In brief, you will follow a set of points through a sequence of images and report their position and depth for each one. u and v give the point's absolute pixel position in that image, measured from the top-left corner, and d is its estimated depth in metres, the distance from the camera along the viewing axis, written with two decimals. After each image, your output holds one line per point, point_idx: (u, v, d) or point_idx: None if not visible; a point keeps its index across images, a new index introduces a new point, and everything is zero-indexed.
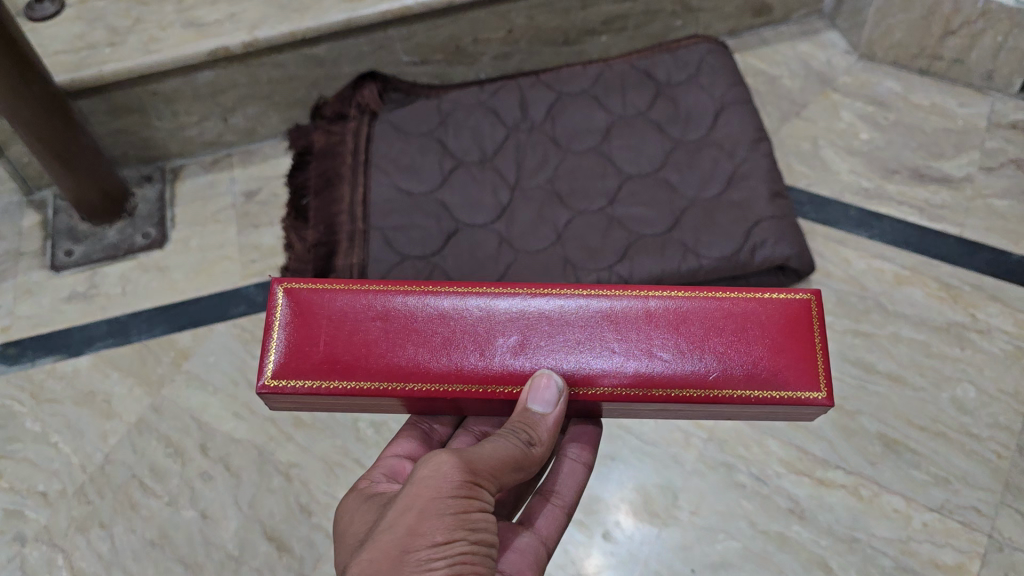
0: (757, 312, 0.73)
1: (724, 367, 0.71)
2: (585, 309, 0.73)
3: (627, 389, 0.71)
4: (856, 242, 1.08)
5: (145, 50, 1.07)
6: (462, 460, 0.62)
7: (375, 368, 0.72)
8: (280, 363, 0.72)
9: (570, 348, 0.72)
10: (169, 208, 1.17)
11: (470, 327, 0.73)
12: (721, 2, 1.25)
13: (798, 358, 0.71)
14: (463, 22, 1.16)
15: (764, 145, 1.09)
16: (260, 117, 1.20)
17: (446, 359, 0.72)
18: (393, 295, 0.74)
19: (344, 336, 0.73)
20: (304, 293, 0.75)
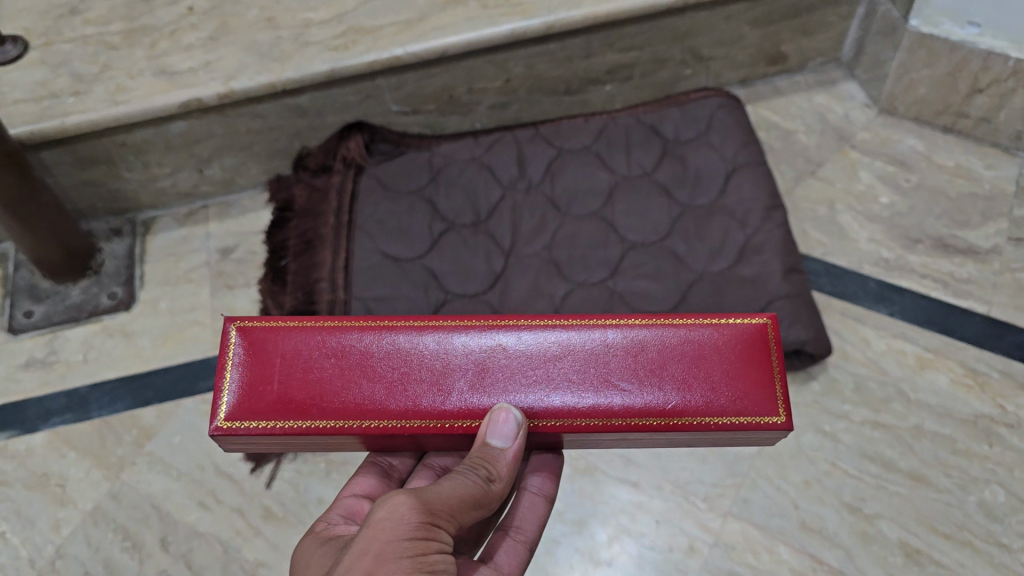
0: (710, 340, 0.72)
1: (682, 395, 0.70)
2: (542, 342, 0.72)
3: (585, 420, 0.69)
4: (875, 319, 1.01)
5: (112, 101, 0.99)
6: (419, 500, 0.60)
7: (331, 405, 0.70)
8: (233, 404, 0.69)
9: (530, 380, 0.70)
10: (139, 265, 1.10)
11: (426, 360, 0.71)
12: (733, 50, 1.17)
13: (755, 384, 0.70)
14: (457, 72, 1.08)
15: (778, 213, 1.01)
16: (238, 168, 1.13)
17: (402, 395, 0.70)
18: (349, 330, 0.72)
19: (299, 373, 0.71)
20: (257, 331, 0.72)
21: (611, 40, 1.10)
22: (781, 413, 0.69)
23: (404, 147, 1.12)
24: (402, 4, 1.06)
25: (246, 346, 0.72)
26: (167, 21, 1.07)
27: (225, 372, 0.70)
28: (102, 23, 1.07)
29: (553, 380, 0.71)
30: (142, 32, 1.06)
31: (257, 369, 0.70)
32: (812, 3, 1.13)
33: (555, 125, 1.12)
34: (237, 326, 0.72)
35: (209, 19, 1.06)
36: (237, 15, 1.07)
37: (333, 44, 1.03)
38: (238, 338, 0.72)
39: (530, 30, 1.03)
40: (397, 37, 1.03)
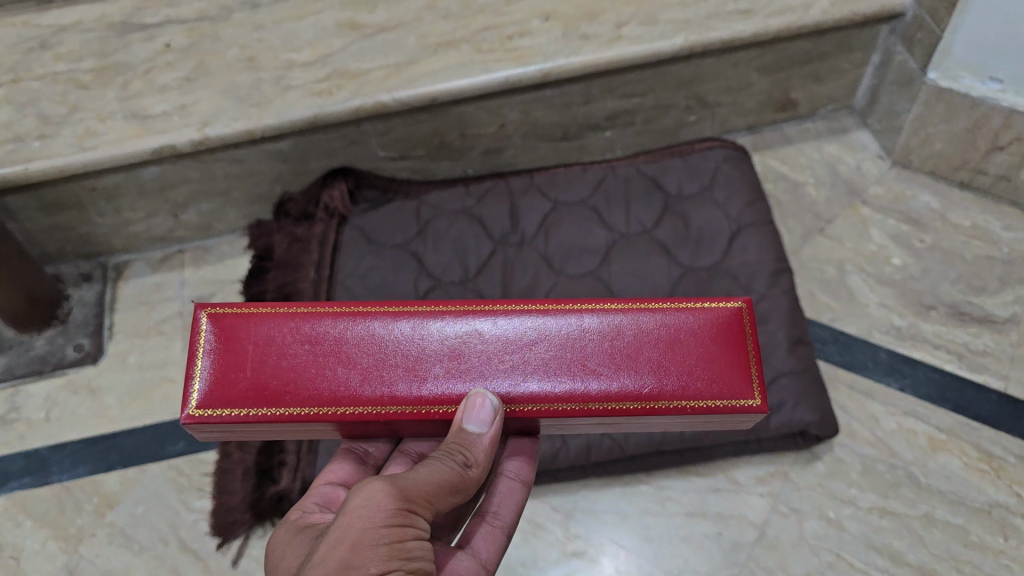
0: (686, 325, 0.66)
1: (660, 379, 0.64)
2: (520, 326, 0.66)
3: (562, 406, 0.64)
4: (885, 394, 0.95)
5: (79, 146, 0.93)
6: (395, 487, 0.58)
7: (304, 393, 0.64)
8: (203, 392, 0.64)
9: (508, 365, 0.65)
10: (108, 314, 1.04)
11: (403, 345, 0.66)
12: (741, 97, 1.11)
13: (734, 368, 0.65)
14: (448, 118, 1.02)
15: (784, 278, 0.96)
16: (216, 213, 1.07)
17: (375, 382, 0.65)
18: (322, 314, 0.67)
19: (272, 360, 0.65)
20: (226, 318, 0.66)
21: (611, 86, 1.04)
22: (759, 396, 0.64)
23: (392, 193, 1.07)
24: (390, 44, 1.00)
25: (216, 334, 0.66)
26: (142, 59, 1.01)
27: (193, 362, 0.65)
28: (74, 59, 1.01)
29: (531, 366, 0.65)
30: (115, 69, 1.00)
31: (227, 357, 0.65)
32: (824, 50, 1.08)
33: (551, 174, 1.06)
34: (207, 312, 0.66)
35: (186, 57, 1.00)
36: (216, 53, 1.01)
37: (316, 88, 0.97)
38: (207, 325, 0.66)
39: (526, 77, 0.97)
40: (385, 82, 0.97)
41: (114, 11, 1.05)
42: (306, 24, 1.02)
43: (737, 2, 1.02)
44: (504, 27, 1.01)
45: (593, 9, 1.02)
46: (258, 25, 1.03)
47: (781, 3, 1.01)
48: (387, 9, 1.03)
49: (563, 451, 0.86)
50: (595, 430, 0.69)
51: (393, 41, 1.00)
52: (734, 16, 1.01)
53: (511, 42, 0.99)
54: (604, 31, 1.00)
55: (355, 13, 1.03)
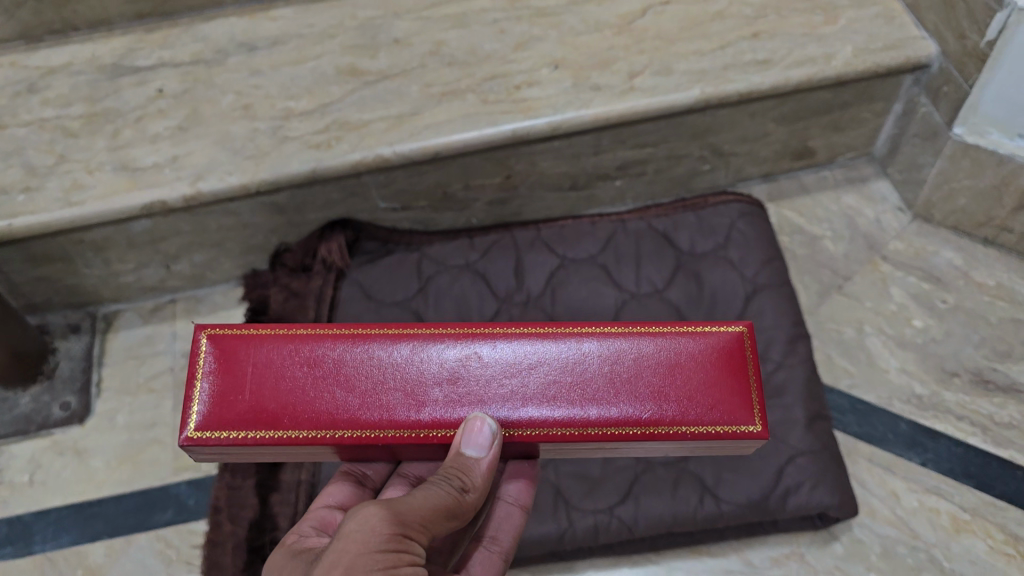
0: (685, 351, 0.67)
1: (659, 404, 0.66)
2: (519, 350, 0.67)
3: (561, 430, 0.65)
4: (905, 469, 0.91)
5: (65, 201, 0.89)
6: (390, 512, 0.59)
7: (303, 415, 0.65)
8: (204, 414, 0.65)
9: (506, 390, 0.66)
10: (96, 369, 1.00)
11: (400, 368, 0.66)
12: (757, 147, 1.07)
13: (731, 393, 0.66)
14: (452, 169, 0.97)
15: (802, 344, 0.92)
16: (209, 263, 1.03)
17: (374, 404, 0.66)
18: (320, 337, 0.67)
19: (271, 382, 0.66)
20: (227, 340, 0.67)
21: (623, 136, 0.99)
22: (756, 422, 0.65)
23: (393, 245, 1.03)
24: (392, 94, 0.96)
25: (216, 356, 0.67)
26: (133, 105, 0.96)
27: (193, 384, 0.66)
28: (62, 104, 0.97)
29: (530, 391, 0.66)
30: (105, 116, 0.96)
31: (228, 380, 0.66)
32: (844, 100, 1.03)
33: (558, 227, 1.02)
34: (208, 334, 0.67)
35: (179, 104, 0.96)
36: (211, 100, 0.96)
37: (313, 140, 0.92)
38: (208, 348, 0.67)
39: (534, 130, 0.93)
40: (386, 134, 0.92)
41: (105, 53, 1.01)
42: (305, 70, 0.98)
43: (756, 52, 0.97)
44: (511, 76, 0.96)
45: (604, 57, 0.98)
46: (254, 71, 0.98)
47: (800, 54, 0.97)
48: (389, 55, 0.99)
49: (570, 532, 0.82)
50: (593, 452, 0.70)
51: (395, 90, 0.96)
52: (751, 66, 0.96)
53: (518, 92, 0.95)
54: (616, 82, 0.95)
55: (356, 58, 0.99)
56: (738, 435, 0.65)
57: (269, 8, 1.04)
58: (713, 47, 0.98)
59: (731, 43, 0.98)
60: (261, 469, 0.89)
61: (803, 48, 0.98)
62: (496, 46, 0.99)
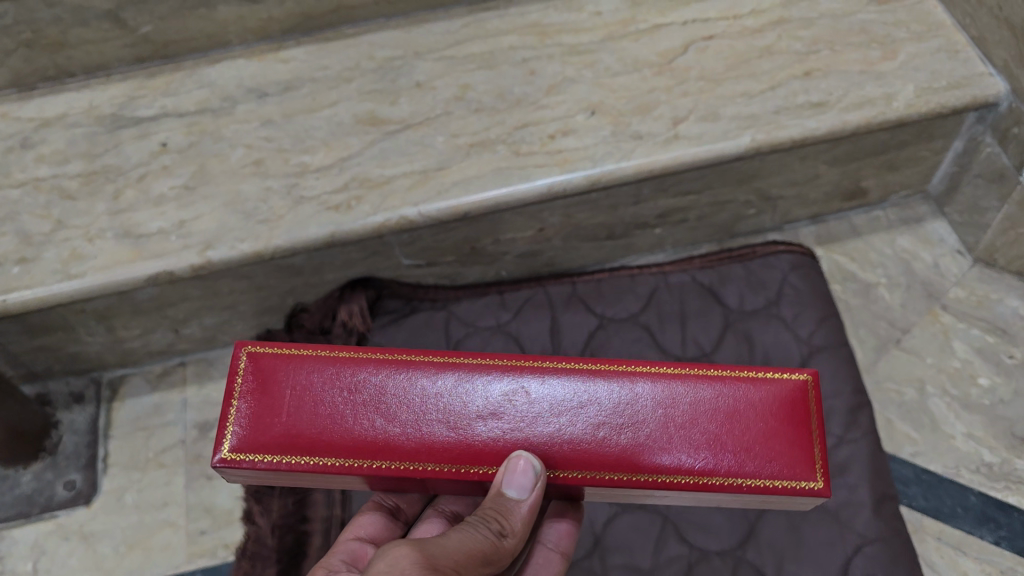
0: (746, 395, 0.58)
1: (714, 454, 0.56)
2: (573, 385, 0.59)
3: (608, 474, 0.56)
4: (976, 548, 0.85)
5: (64, 273, 0.82)
6: (423, 555, 0.52)
7: (338, 441, 0.57)
8: (238, 434, 0.57)
9: (555, 428, 0.57)
10: (102, 443, 0.94)
11: (446, 396, 0.58)
12: (807, 189, 0.99)
13: (796, 445, 0.57)
14: (482, 226, 0.89)
15: (865, 415, 0.85)
16: (221, 325, 0.96)
17: (414, 434, 0.57)
18: (361, 360, 0.59)
19: (309, 404, 0.58)
20: (265, 357, 0.59)
21: (664, 185, 0.90)
22: (819, 479, 0.56)
23: (417, 302, 0.96)
24: (416, 145, 0.88)
25: (250, 375, 0.59)
26: (135, 161, 0.89)
27: (228, 403, 0.58)
28: (58, 161, 0.89)
29: (579, 431, 0.57)
30: (105, 175, 0.88)
31: (264, 401, 0.58)
32: (902, 140, 0.94)
33: (596, 282, 0.97)
34: (246, 352, 0.60)
35: (185, 160, 0.89)
36: (219, 155, 0.89)
37: (331, 201, 0.85)
38: (243, 365, 0.59)
39: (571, 185, 0.85)
40: (410, 193, 0.85)
41: (104, 102, 0.94)
42: (321, 119, 0.91)
43: (809, 94, 0.89)
44: (544, 124, 0.89)
45: (644, 101, 0.90)
46: (265, 121, 0.91)
47: (858, 95, 0.89)
48: (411, 101, 0.91)
49: None
50: (645, 501, 0.61)
51: (419, 141, 0.89)
52: (806, 109, 0.88)
53: (552, 142, 0.88)
54: (658, 130, 0.88)
55: (375, 105, 0.91)
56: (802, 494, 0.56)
57: (279, 48, 0.97)
58: (763, 88, 0.90)
59: (782, 83, 0.90)
60: (281, 558, 0.83)
61: (860, 88, 0.89)
62: (527, 89, 0.92)
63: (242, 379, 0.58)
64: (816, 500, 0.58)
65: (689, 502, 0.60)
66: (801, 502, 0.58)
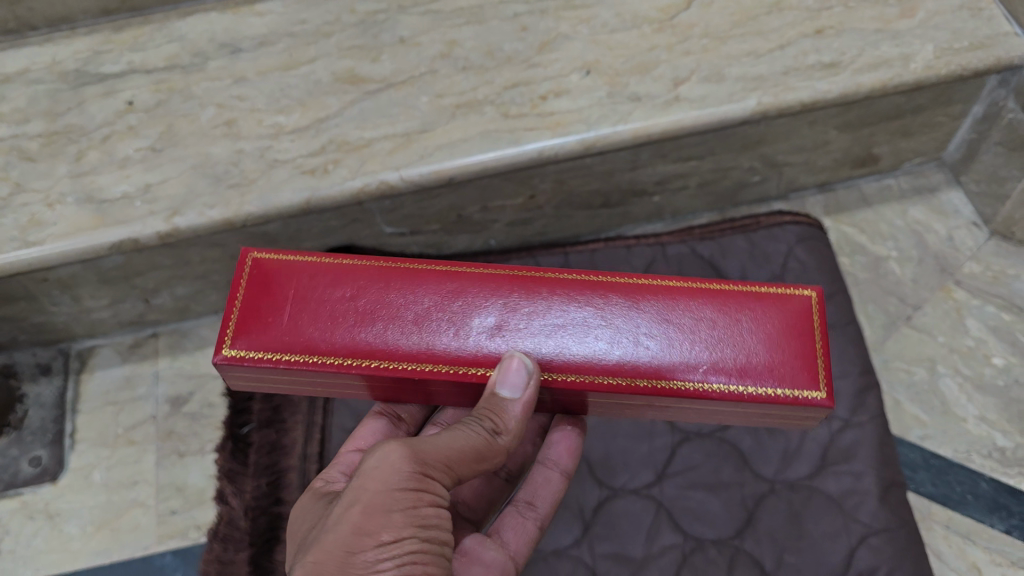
0: (747, 307, 0.57)
1: (714, 361, 0.55)
2: (573, 296, 0.58)
3: (606, 378, 0.55)
4: (987, 537, 0.80)
5: (21, 241, 0.77)
6: (413, 449, 0.51)
7: (342, 340, 0.56)
8: (246, 333, 0.56)
9: (553, 334, 0.56)
10: (69, 418, 0.90)
11: (446, 301, 0.57)
12: (816, 156, 0.93)
13: (797, 355, 0.55)
14: (468, 192, 0.84)
15: (872, 397, 0.80)
16: (194, 296, 0.91)
17: (413, 336, 0.56)
18: (365, 265, 0.59)
19: (314, 304, 0.57)
20: (267, 263, 0.59)
21: (663, 151, 0.84)
22: (823, 389, 0.54)
23: None
24: (398, 106, 0.83)
25: (255, 277, 0.58)
26: (99, 121, 0.83)
27: (230, 304, 0.57)
28: (17, 121, 0.84)
29: (579, 337, 0.56)
30: (67, 135, 0.83)
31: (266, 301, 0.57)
32: (919, 104, 0.87)
33: (590, 253, 0.93)
34: (251, 257, 0.59)
35: (152, 120, 0.83)
36: (188, 115, 0.83)
37: (307, 164, 0.80)
38: (248, 268, 0.58)
39: (563, 150, 0.80)
40: (392, 157, 0.80)
41: (67, 57, 0.88)
42: (297, 77, 0.85)
43: (820, 54, 0.83)
44: (535, 84, 0.83)
45: (643, 60, 0.84)
46: (238, 78, 0.85)
47: (873, 55, 0.83)
48: (394, 58, 0.85)
49: None
50: (649, 413, 0.60)
51: (402, 102, 0.83)
52: (817, 70, 0.82)
53: (544, 104, 0.82)
54: (658, 91, 0.82)
55: (356, 62, 0.85)
56: (804, 403, 0.54)
57: (255, 2, 0.91)
58: (772, 47, 0.84)
59: (792, 42, 0.84)
60: (254, 541, 0.79)
61: (875, 48, 0.83)
62: (518, 46, 0.86)
63: (245, 282, 0.58)
64: (821, 415, 0.56)
65: (692, 416, 0.59)
66: (803, 416, 0.57)
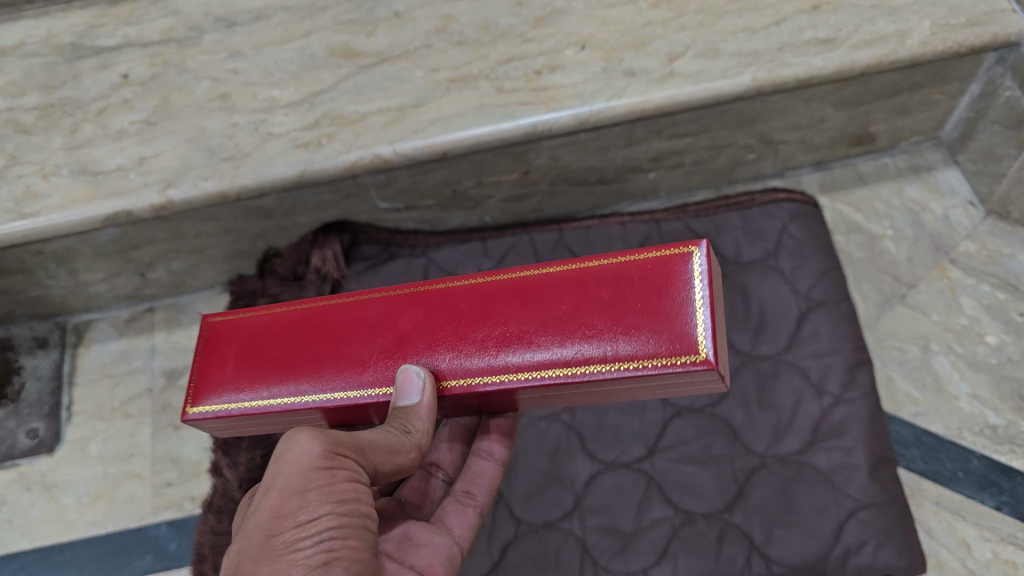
0: (624, 280, 0.54)
1: (592, 340, 0.53)
2: (457, 299, 0.57)
3: (490, 378, 0.54)
4: (977, 513, 0.81)
5: (17, 213, 0.78)
6: (323, 431, 0.49)
7: (273, 381, 0.59)
8: (198, 391, 0.61)
9: (442, 341, 0.56)
10: (66, 391, 0.91)
11: (359, 330, 0.59)
12: (812, 133, 0.93)
13: (673, 319, 0.52)
14: (462, 166, 0.84)
15: (864, 373, 0.81)
16: (190, 270, 0.91)
17: (328, 368, 0.58)
18: (295, 311, 0.62)
19: (254, 353, 0.61)
20: (217, 323, 0.64)
21: (659, 127, 0.84)
22: (701, 348, 0.50)
23: (395, 248, 0.92)
24: (393, 80, 0.83)
25: (207, 338, 0.63)
26: (94, 94, 0.84)
27: (191, 367, 0.62)
28: (14, 94, 0.84)
29: (468, 339, 0.56)
30: (62, 108, 0.83)
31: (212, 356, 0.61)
32: (915, 82, 0.87)
33: (584, 230, 0.92)
34: (207, 321, 0.64)
35: (148, 93, 0.83)
36: (183, 89, 0.83)
37: (301, 138, 0.80)
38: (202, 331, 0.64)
39: (558, 125, 0.80)
40: (386, 130, 0.80)
41: (63, 31, 0.87)
42: (292, 51, 0.85)
43: (816, 30, 0.83)
44: (530, 59, 0.83)
45: (639, 35, 0.84)
46: (233, 52, 0.85)
47: (869, 31, 0.82)
48: (389, 32, 0.85)
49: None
50: (572, 403, 0.58)
51: (397, 75, 0.83)
52: (812, 46, 0.82)
53: (538, 79, 0.82)
54: (653, 66, 0.82)
55: (351, 36, 0.85)
56: (683, 368, 0.50)
57: None
58: (768, 23, 0.84)
59: (788, 18, 0.84)
60: None
61: (872, 24, 0.83)
62: (513, 21, 0.85)
63: (200, 344, 0.63)
64: (717, 374, 0.51)
65: (607, 399, 0.57)
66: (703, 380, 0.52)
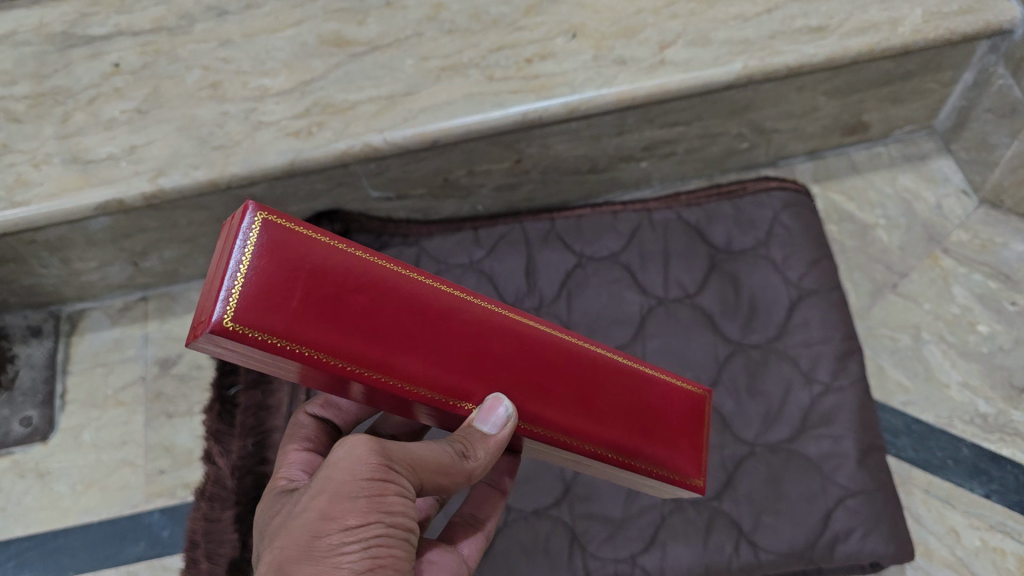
0: (663, 394, 0.57)
1: (640, 438, 0.55)
2: (551, 347, 0.51)
3: (562, 436, 0.50)
4: (966, 501, 0.81)
5: (8, 201, 0.78)
6: (380, 442, 0.46)
7: (359, 342, 0.42)
8: (252, 306, 0.38)
9: (534, 386, 0.49)
10: (60, 379, 0.91)
11: (454, 327, 0.46)
12: (805, 122, 0.93)
13: (689, 444, 0.59)
14: (453, 155, 0.84)
15: (853, 362, 0.81)
16: (182, 259, 0.91)
17: (425, 354, 0.45)
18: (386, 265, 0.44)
19: (335, 294, 0.41)
20: (279, 228, 0.40)
21: (650, 116, 0.84)
22: (701, 477, 0.59)
23: (387, 237, 0.92)
24: (384, 68, 0.83)
25: (270, 238, 0.40)
26: (85, 83, 0.84)
27: (236, 259, 0.39)
28: (5, 83, 0.84)
29: (542, 390, 0.50)
30: (53, 97, 0.83)
31: (283, 274, 0.40)
32: (908, 70, 0.87)
33: (576, 219, 0.92)
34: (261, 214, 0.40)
35: (139, 82, 0.83)
36: (174, 77, 0.83)
37: (292, 127, 0.80)
38: (258, 226, 0.40)
39: (548, 113, 0.80)
40: (376, 119, 0.80)
41: (55, 20, 0.87)
42: (283, 40, 0.85)
43: (808, 17, 0.82)
44: (520, 47, 0.83)
45: (629, 24, 0.84)
46: (224, 41, 0.85)
47: (861, 19, 0.82)
48: (380, 21, 0.85)
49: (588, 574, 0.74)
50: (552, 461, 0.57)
51: (387, 64, 0.83)
52: (803, 34, 0.81)
53: (529, 67, 0.82)
54: (643, 54, 0.82)
55: (342, 25, 0.85)
56: (683, 486, 0.58)
57: None
58: (760, 10, 0.83)
59: (780, 6, 0.83)
60: (240, 499, 0.80)
61: (864, 11, 0.82)
62: (503, 9, 0.85)
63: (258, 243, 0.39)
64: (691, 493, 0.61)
65: (579, 470, 0.59)
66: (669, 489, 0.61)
